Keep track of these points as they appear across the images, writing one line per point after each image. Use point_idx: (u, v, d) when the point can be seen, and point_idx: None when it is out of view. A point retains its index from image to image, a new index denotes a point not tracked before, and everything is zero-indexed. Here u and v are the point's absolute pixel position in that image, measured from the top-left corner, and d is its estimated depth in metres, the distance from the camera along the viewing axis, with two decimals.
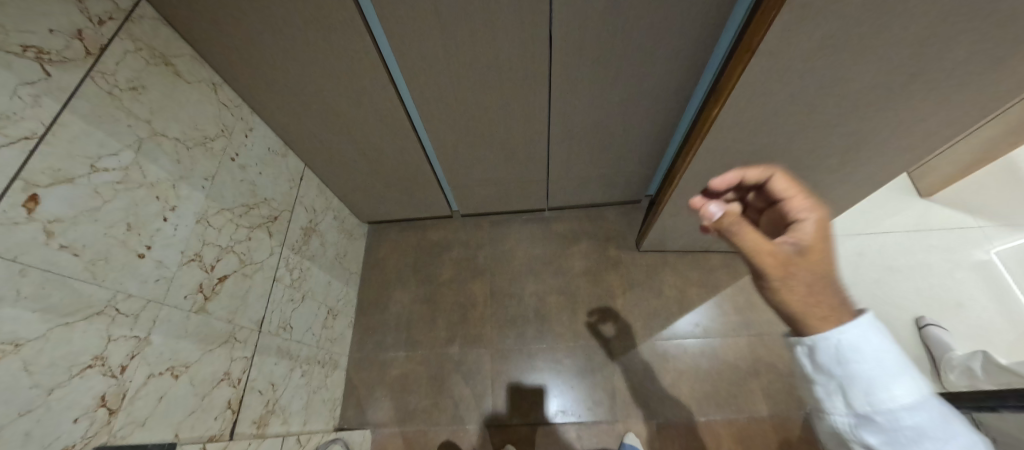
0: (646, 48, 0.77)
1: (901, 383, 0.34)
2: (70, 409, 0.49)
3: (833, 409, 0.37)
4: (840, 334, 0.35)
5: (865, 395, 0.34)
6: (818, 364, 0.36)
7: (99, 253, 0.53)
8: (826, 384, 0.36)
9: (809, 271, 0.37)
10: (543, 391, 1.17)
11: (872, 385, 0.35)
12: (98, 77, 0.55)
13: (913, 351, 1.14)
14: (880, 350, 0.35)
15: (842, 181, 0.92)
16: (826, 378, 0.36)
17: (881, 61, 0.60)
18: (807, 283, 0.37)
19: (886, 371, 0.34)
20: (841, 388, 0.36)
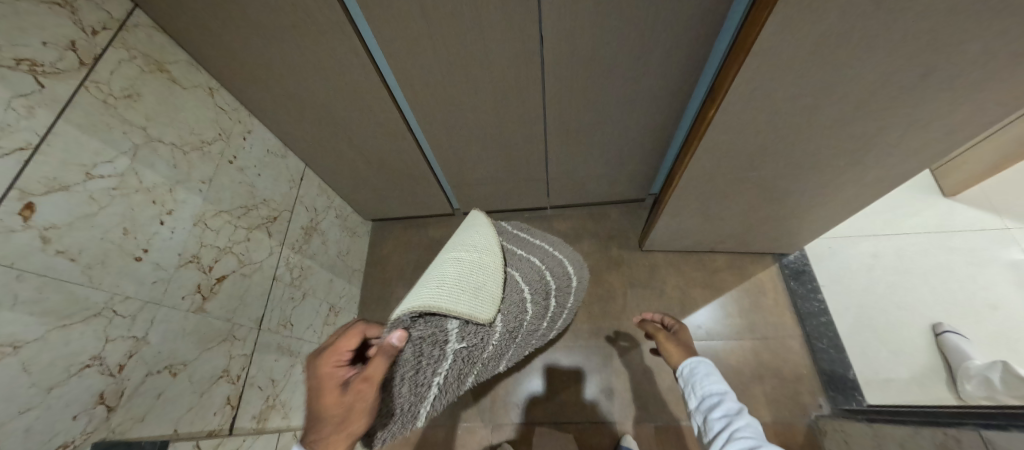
0: (640, 45, 0.74)
1: (716, 381, 0.64)
2: (68, 407, 0.51)
3: (697, 411, 0.64)
4: (693, 359, 0.68)
5: (701, 390, 0.64)
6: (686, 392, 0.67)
7: (96, 257, 0.56)
8: (690, 401, 0.65)
9: (678, 340, 0.75)
10: (557, 391, 1.17)
11: (706, 379, 0.64)
12: (92, 87, 0.57)
13: (929, 358, 1.09)
14: (709, 371, 0.65)
15: (852, 181, 0.87)
16: (690, 399, 0.66)
17: (884, 60, 0.56)
18: (676, 345, 0.74)
19: (709, 372, 0.65)
20: (695, 396, 0.64)
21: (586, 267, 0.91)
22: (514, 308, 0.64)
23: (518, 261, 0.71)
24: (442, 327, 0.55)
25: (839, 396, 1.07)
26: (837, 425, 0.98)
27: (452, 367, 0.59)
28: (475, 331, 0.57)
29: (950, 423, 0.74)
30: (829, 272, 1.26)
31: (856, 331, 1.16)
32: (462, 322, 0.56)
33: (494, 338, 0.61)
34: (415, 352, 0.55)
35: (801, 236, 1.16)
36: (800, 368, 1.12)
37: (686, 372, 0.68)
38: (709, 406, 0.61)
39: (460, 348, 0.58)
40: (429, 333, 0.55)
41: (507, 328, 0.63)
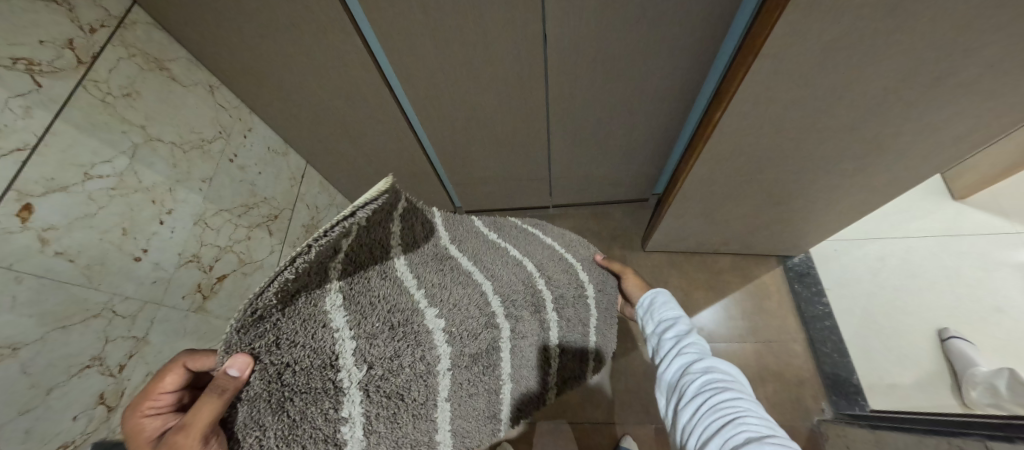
0: (646, 45, 0.73)
1: (673, 309, 0.63)
2: (68, 407, 0.52)
3: (652, 336, 0.62)
4: (654, 292, 0.68)
5: (659, 318, 0.63)
6: (645, 321, 0.66)
7: (96, 258, 0.56)
8: (648, 327, 0.64)
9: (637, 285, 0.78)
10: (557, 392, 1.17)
11: (665, 307, 0.64)
12: (91, 86, 0.57)
13: (934, 363, 1.08)
14: (668, 302, 0.64)
15: (860, 185, 0.86)
16: (648, 327, 0.65)
17: (898, 64, 0.55)
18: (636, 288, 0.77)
19: (668, 302, 0.64)
20: (652, 322, 0.64)
21: (593, 295, 0.77)
22: (473, 324, 0.53)
23: (484, 264, 0.61)
24: (329, 346, 0.39)
25: (842, 401, 1.06)
26: (839, 430, 0.98)
27: (367, 407, 0.43)
28: (388, 350, 0.44)
29: (954, 433, 0.73)
30: (832, 275, 1.25)
31: (861, 336, 1.16)
32: (361, 334, 0.41)
33: (435, 365, 0.49)
34: (272, 403, 0.36)
35: (806, 239, 1.14)
36: (802, 372, 1.11)
37: (647, 302, 0.68)
38: (664, 327, 0.60)
39: (367, 376, 0.42)
40: (295, 359, 0.37)
41: (458, 346, 0.51)
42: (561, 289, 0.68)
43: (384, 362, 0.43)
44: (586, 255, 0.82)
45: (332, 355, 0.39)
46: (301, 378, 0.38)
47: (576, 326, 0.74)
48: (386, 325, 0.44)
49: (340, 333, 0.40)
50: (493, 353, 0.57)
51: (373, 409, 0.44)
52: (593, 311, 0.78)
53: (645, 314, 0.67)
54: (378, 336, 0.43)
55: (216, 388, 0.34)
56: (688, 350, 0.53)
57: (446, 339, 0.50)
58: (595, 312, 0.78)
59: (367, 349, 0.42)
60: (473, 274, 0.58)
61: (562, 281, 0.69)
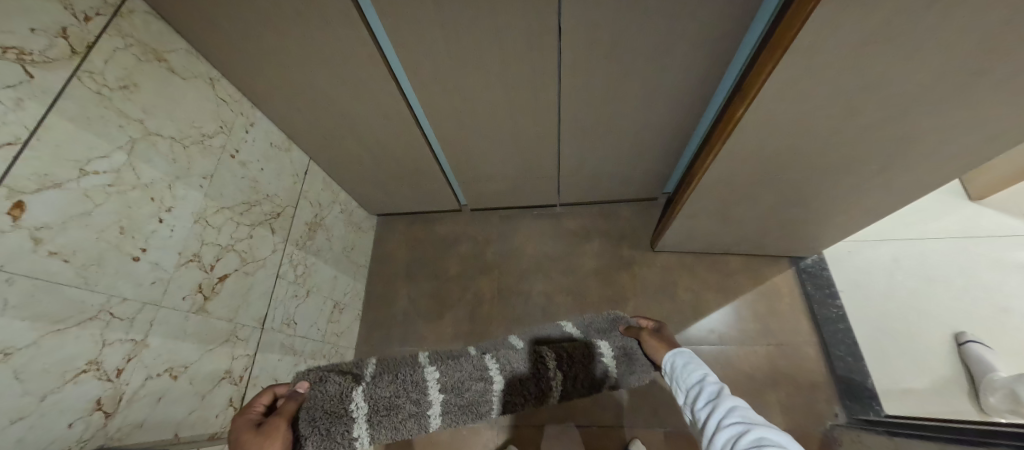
0: (665, 39, 0.70)
1: (697, 370, 0.61)
2: (64, 414, 0.49)
3: (686, 407, 0.59)
4: (677, 358, 0.66)
5: (685, 385, 0.61)
6: (677, 392, 0.63)
7: (92, 258, 0.53)
8: (681, 397, 0.61)
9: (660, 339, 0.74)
10: None
11: (687, 372, 0.62)
12: (86, 77, 0.54)
13: (951, 369, 1.05)
14: (690, 365, 0.63)
15: (882, 185, 0.83)
16: (680, 397, 0.61)
17: (936, 60, 0.52)
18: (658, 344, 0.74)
19: (690, 366, 0.63)
20: (681, 391, 0.61)
21: (611, 359, 0.77)
22: (463, 378, 0.69)
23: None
24: (346, 391, 0.59)
25: (856, 406, 1.04)
26: (854, 435, 0.96)
27: (375, 432, 0.63)
28: (390, 396, 0.63)
29: (982, 443, 0.70)
30: (847, 275, 1.22)
31: (875, 339, 1.12)
32: (374, 386, 0.62)
33: (429, 408, 0.67)
34: (310, 427, 0.55)
35: (821, 240, 1.12)
36: (815, 375, 1.09)
37: (670, 370, 0.66)
38: (694, 396, 0.57)
39: (372, 411, 0.61)
40: (325, 402, 0.57)
41: (448, 397, 0.68)
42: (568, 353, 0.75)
43: (386, 404, 0.62)
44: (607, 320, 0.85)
45: (349, 402, 0.59)
46: (328, 412, 0.57)
47: (588, 382, 0.77)
48: (391, 379, 0.64)
49: (356, 386, 0.61)
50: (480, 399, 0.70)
51: (378, 435, 0.63)
52: (612, 371, 0.78)
53: (675, 383, 0.64)
54: (384, 381, 0.63)
55: (281, 413, 0.54)
56: (726, 418, 0.49)
57: (438, 389, 0.67)
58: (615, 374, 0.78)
59: (374, 390, 0.62)
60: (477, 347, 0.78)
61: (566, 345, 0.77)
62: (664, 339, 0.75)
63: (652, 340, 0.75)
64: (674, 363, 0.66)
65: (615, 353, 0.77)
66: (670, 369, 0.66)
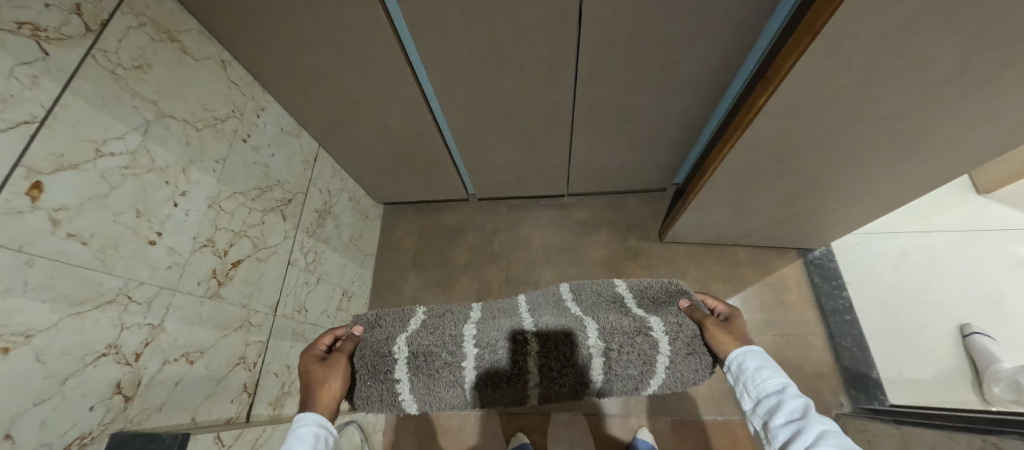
0: (686, 27, 0.68)
1: (771, 375, 0.51)
2: (85, 397, 0.49)
3: (756, 418, 0.51)
4: (744, 356, 0.55)
5: (756, 392, 0.52)
6: (742, 398, 0.54)
7: (109, 241, 0.52)
8: (748, 405, 0.53)
9: (730, 328, 0.60)
10: None
11: (758, 375, 0.52)
12: (100, 56, 0.53)
13: (955, 360, 1.07)
14: (761, 364, 0.53)
15: (897, 177, 0.83)
16: (747, 404, 0.53)
17: (968, 50, 0.51)
18: (724, 332, 0.60)
19: (760, 366, 0.53)
20: (750, 398, 0.53)
21: (665, 336, 0.64)
22: (500, 332, 0.65)
23: (539, 309, 0.71)
24: (391, 335, 0.65)
25: (861, 395, 1.05)
26: (860, 424, 0.97)
27: (414, 380, 0.64)
28: (428, 343, 0.64)
29: (990, 431, 0.71)
30: (853, 267, 1.23)
31: (882, 330, 1.14)
32: (416, 334, 0.65)
33: (464, 361, 0.64)
34: (361, 362, 0.63)
35: (830, 232, 1.12)
36: (821, 366, 1.10)
37: (735, 368, 0.56)
38: (769, 409, 0.49)
39: (412, 356, 0.64)
40: (374, 342, 0.64)
41: (482, 352, 0.64)
42: (615, 323, 0.65)
43: (424, 350, 0.64)
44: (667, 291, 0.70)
45: (392, 344, 0.64)
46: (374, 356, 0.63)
47: (638, 361, 0.64)
48: (431, 329, 0.66)
49: (402, 331, 0.66)
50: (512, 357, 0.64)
51: (418, 383, 0.64)
52: (667, 349, 0.64)
53: (740, 385, 0.55)
54: (425, 330, 0.65)
55: (342, 350, 0.62)
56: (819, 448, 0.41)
57: (474, 343, 0.64)
58: (670, 356, 0.64)
59: (416, 338, 0.65)
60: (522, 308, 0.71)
61: (615, 316, 0.66)
62: (731, 329, 0.61)
63: (718, 332, 0.60)
64: (742, 364, 0.55)
65: (668, 329, 0.64)
66: (733, 370, 0.56)
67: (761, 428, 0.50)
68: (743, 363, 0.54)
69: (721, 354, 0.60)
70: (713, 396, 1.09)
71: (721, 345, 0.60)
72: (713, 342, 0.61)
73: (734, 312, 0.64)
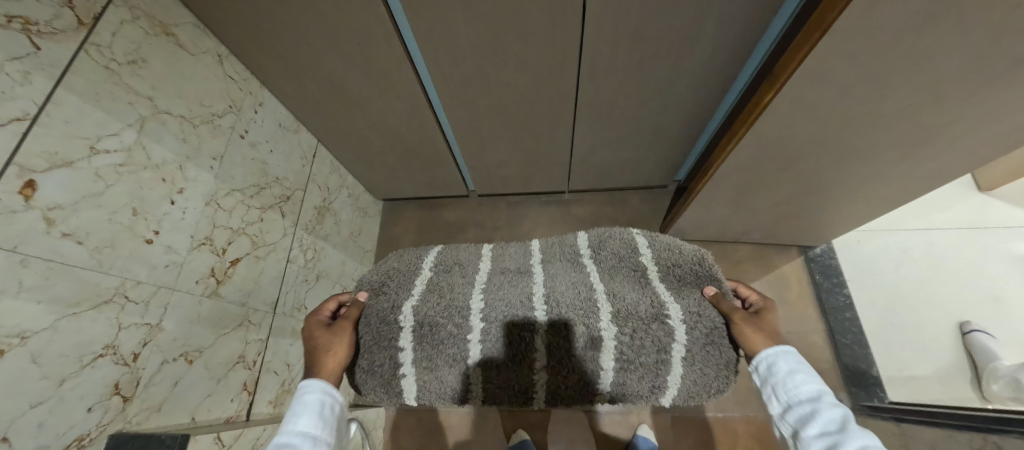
0: (691, 23, 0.67)
1: (806, 382, 0.47)
2: (83, 399, 0.48)
3: (783, 426, 0.48)
4: (775, 358, 0.50)
5: (786, 398, 0.47)
6: (767, 403, 0.50)
7: (106, 240, 0.51)
8: (774, 410, 0.49)
9: (760, 324, 0.55)
10: None
11: (790, 380, 0.47)
12: (93, 50, 0.51)
13: (954, 359, 1.06)
14: (793, 368, 0.48)
15: (901, 175, 0.82)
16: (772, 410, 0.49)
17: (977, 49, 0.50)
18: (753, 331, 0.54)
19: (792, 370, 0.48)
20: (778, 401, 0.48)
21: (682, 323, 0.57)
22: (511, 304, 0.61)
23: (553, 278, 0.64)
24: (396, 302, 0.62)
25: (861, 393, 1.06)
26: (859, 422, 0.98)
27: (418, 351, 0.61)
28: (433, 313, 0.61)
29: (990, 429, 0.71)
30: (854, 266, 1.25)
31: (881, 327, 1.16)
32: (422, 302, 0.62)
33: (466, 336, 0.60)
34: (366, 329, 0.60)
35: (832, 229, 1.11)
36: (821, 363, 1.10)
37: (762, 369, 0.51)
38: (801, 419, 0.45)
39: (413, 326, 0.61)
40: (379, 309, 0.61)
41: (488, 328, 0.60)
42: (625, 304, 0.58)
43: (430, 320, 0.60)
44: (694, 271, 0.61)
45: (397, 311, 0.61)
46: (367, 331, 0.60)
47: (651, 350, 0.57)
48: (438, 298, 0.63)
49: (409, 298, 0.63)
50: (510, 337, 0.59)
51: (418, 357, 0.61)
52: (684, 340, 0.57)
53: (766, 387, 0.50)
54: (429, 300, 0.62)
55: (347, 317, 0.60)
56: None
57: (480, 316, 0.60)
58: (687, 344, 0.57)
59: (421, 308, 0.61)
60: (532, 278, 0.65)
61: (630, 295, 0.59)
62: (763, 326, 0.55)
63: (748, 329, 0.54)
64: (772, 369, 0.49)
65: (687, 317, 0.57)
66: (759, 373, 0.51)
67: (787, 438, 0.47)
68: (777, 367, 0.49)
69: (749, 352, 0.54)
70: (713, 393, 1.10)
71: (751, 344, 0.54)
72: (741, 341, 0.55)
73: (767, 305, 0.58)
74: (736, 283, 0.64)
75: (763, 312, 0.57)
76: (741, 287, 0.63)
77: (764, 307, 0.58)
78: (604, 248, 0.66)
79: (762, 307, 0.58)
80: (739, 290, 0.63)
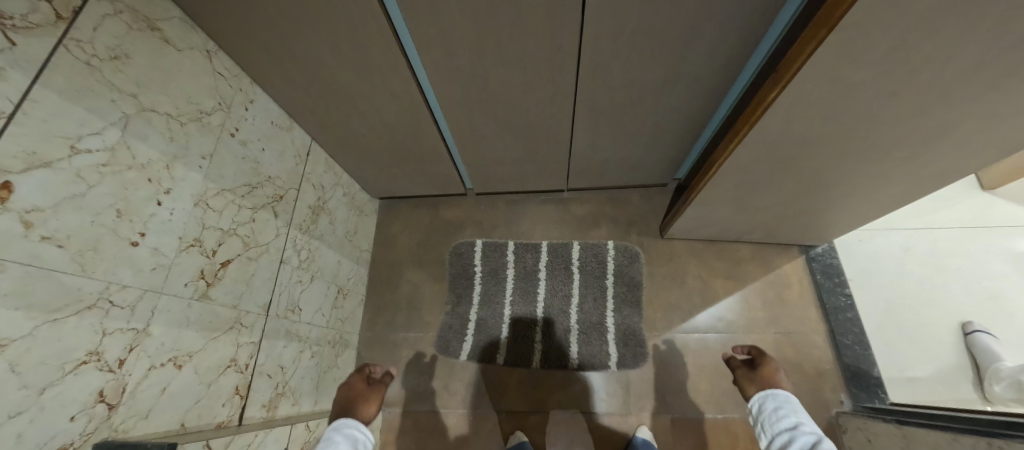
0: (693, 19, 0.65)
1: (789, 416, 0.62)
2: (65, 408, 0.47)
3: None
4: (767, 400, 0.67)
5: (773, 430, 0.63)
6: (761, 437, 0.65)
7: (88, 243, 0.50)
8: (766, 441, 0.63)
9: (761, 379, 0.73)
10: (574, 381, 1.14)
11: (777, 414, 0.63)
12: (73, 45, 0.49)
13: (957, 358, 1.06)
14: (780, 405, 0.64)
15: (907, 174, 0.80)
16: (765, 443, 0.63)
17: (993, 47, 0.48)
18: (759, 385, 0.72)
19: (781, 407, 0.64)
20: (769, 434, 0.63)
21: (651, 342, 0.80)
22: (519, 285, 1.25)
23: (549, 276, 1.25)
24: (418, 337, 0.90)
25: (861, 394, 1.05)
26: (859, 422, 0.97)
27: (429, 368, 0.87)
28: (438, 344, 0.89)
29: (996, 434, 0.69)
30: (856, 264, 1.20)
31: (883, 328, 1.12)
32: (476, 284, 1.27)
33: (498, 293, 1.25)
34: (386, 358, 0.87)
35: (834, 229, 1.10)
36: (822, 364, 1.09)
37: (757, 409, 0.68)
38: (783, 443, 0.59)
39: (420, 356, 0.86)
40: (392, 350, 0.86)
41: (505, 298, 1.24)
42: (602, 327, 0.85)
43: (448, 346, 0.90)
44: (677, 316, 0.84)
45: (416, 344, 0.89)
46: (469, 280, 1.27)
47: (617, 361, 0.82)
48: (483, 283, 1.26)
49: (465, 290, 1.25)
50: (532, 288, 1.24)
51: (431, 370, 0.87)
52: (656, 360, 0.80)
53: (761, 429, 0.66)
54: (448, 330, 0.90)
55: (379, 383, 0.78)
56: None
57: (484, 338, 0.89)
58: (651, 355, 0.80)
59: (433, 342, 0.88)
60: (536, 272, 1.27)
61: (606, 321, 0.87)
62: (762, 377, 0.73)
63: (746, 382, 0.75)
64: (765, 409, 0.66)
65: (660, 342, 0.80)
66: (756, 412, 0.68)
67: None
68: (767, 408, 0.65)
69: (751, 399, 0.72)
70: (713, 394, 1.09)
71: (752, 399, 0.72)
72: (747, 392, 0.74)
73: (771, 360, 0.75)
74: (748, 346, 0.80)
75: (767, 368, 0.74)
76: (752, 349, 0.80)
77: (769, 362, 0.75)
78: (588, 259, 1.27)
79: (767, 361, 0.75)
80: (752, 352, 0.79)
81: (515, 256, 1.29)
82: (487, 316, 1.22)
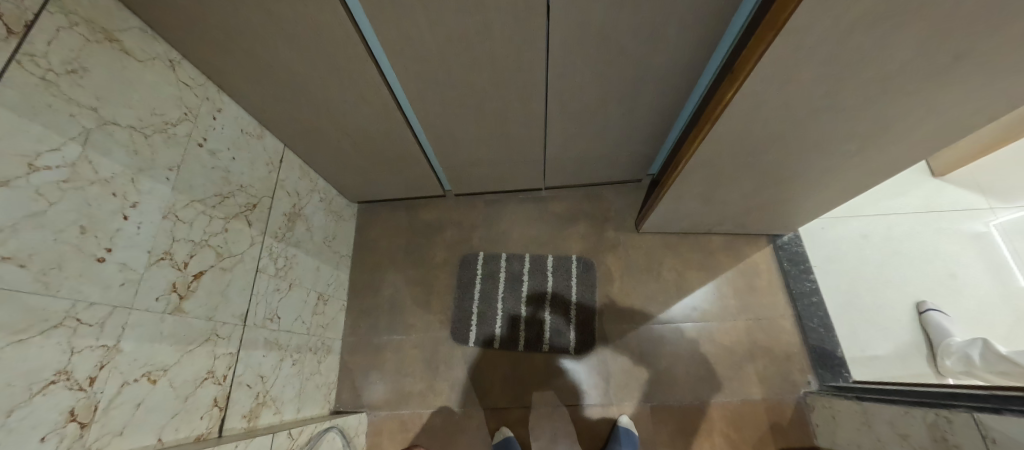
0: (655, 23, 0.68)
1: None
2: (34, 429, 0.47)
3: None
4: None
5: None
6: None
7: (50, 262, 0.49)
8: None
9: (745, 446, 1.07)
10: (557, 375, 1.16)
11: None
12: (27, 60, 0.48)
13: (913, 335, 1.13)
14: None
15: (857, 165, 0.85)
16: None
17: (922, 45, 0.52)
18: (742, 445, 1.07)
19: None
20: None
21: None
22: (501, 288, 1.26)
23: (529, 283, 1.26)
24: None
25: (827, 374, 1.11)
26: (824, 401, 1.03)
27: None
28: None
29: (943, 405, 0.75)
30: (820, 252, 1.26)
31: (845, 310, 1.18)
32: (461, 285, 1.27)
33: (480, 291, 1.26)
34: None
35: (798, 218, 1.16)
36: (790, 347, 1.15)
37: None
38: None
39: None
40: None
41: (488, 300, 1.25)
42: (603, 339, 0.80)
43: None
44: None
45: None
46: (465, 276, 1.28)
47: None
48: (468, 285, 1.27)
49: None
50: (521, 283, 1.26)
51: None
52: None
53: None
54: None
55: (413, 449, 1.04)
56: None
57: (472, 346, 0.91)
58: None
59: None
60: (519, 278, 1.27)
61: None
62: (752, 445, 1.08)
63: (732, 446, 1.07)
64: None
65: None
66: None
67: None
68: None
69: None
70: (689, 381, 1.13)
71: None
72: None
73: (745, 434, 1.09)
74: None
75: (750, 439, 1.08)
76: None
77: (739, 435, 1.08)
78: (558, 272, 1.27)
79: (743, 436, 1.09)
80: None
81: (504, 260, 1.30)
82: (479, 311, 1.24)
